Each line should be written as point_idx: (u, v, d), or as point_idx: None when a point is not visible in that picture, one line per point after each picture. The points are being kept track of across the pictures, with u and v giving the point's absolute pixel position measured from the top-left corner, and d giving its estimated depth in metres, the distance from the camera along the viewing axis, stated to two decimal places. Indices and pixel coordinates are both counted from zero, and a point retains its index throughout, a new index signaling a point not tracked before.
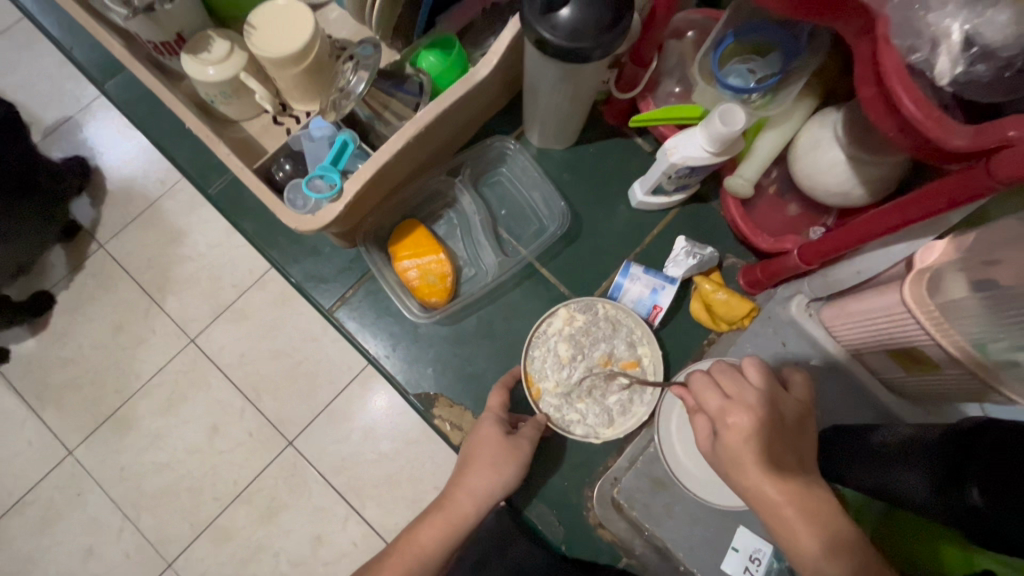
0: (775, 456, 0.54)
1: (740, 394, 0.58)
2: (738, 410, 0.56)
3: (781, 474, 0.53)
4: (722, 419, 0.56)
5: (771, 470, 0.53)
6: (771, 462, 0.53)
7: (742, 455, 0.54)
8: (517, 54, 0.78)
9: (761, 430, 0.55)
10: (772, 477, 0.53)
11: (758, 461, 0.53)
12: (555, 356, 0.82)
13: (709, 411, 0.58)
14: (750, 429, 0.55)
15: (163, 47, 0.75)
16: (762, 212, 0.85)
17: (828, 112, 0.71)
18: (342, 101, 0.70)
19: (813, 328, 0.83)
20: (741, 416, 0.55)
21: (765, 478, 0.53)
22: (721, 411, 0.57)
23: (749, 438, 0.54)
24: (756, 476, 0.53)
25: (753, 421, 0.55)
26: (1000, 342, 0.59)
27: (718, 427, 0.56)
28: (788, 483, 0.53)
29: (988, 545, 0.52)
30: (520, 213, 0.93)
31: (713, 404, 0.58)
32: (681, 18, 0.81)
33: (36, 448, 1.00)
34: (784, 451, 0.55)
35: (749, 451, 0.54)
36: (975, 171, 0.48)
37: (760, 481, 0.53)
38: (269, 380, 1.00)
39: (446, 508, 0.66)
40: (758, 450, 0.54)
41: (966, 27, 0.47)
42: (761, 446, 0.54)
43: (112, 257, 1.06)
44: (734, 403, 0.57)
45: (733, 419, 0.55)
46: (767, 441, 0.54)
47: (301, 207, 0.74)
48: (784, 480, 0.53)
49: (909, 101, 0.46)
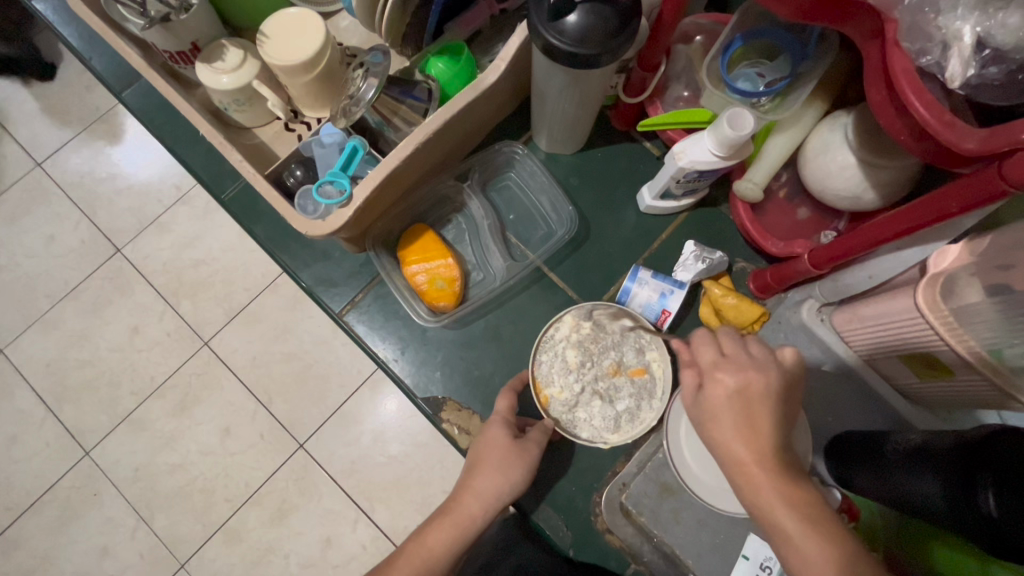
0: (756, 420, 0.53)
1: (737, 353, 0.57)
2: (727, 367, 0.56)
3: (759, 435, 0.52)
4: (710, 378, 0.56)
5: (750, 431, 0.52)
6: (748, 423, 0.53)
7: (722, 415, 0.54)
8: (524, 60, 0.78)
9: (748, 393, 0.54)
10: (747, 438, 0.52)
11: (733, 421, 0.53)
12: (563, 362, 0.82)
13: (702, 367, 0.57)
14: (736, 390, 0.54)
15: (179, 56, 0.76)
16: (772, 215, 0.84)
17: (838, 115, 0.71)
18: (353, 108, 0.71)
19: (825, 334, 0.82)
20: (728, 374, 0.55)
21: (738, 437, 0.52)
22: (711, 367, 0.56)
23: (732, 399, 0.54)
24: (729, 436, 0.53)
25: (742, 383, 0.54)
26: (1015, 348, 0.58)
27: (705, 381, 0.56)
28: (764, 446, 0.52)
29: (1002, 555, 0.51)
30: (528, 218, 0.93)
31: (708, 361, 0.57)
32: (690, 22, 0.81)
33: (53, 449, 1.02)
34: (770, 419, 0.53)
35: (727, 409, 0.54)
36: (986, 175, 0.47)
37: (732, 441, 0.53)
38: (281, 382, 1.01)
39: (454, 510, 0.66)
40: (738, 412, 0.53)
41: (978, 29, 0.46)
42: (739, 409, 0.53)
43: (129, 261, 1.07)
44: (725, 365, 0.56)
45: (717, 379, 0.55)
46: (749, 405, 0.53)
47: (312, 212, 0.74)
48: (761, 442, 0.52)
49: (920, 105, 0.46)
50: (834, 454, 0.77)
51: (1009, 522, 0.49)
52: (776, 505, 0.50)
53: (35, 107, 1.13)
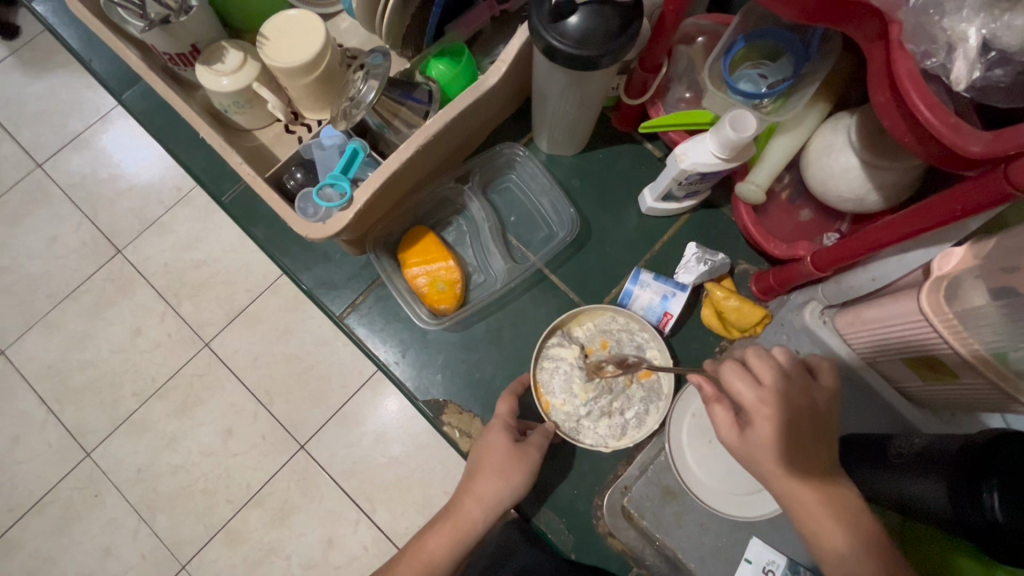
0: (802, 452, 0.55)
1: (775, 382, 0.56)
2: (771, 400, 0.55)
3: (806, 464, 0.54)
4: (755, 415, 0.55)
5: (800, 463, 0.54)
6: (798, 457, 0.54)
7: (776, 454, 0.54)
8: (525, 62, 0.78)
9: (793, 424, 0.55)
10: (800, 472, 0.54)
11: (784, 460, 0.54)
12: (568, 370, 0.80)
13: (745, 404, 0.56)
14: (784, 426, 0.54)
15: (178, 59, 0.76)
16: (774, 217, 0.84)
17: (840, 116, 0.70)
18: (353, 111, 0.70)
19: (828, 336, 0.81)
20: (776, 408, 0.55)
21: (792, 474, 0.54)
22: (755, 404, 0.55)
23: (783, 437, 0.54)
24: (784, 474, 0.54)
25: (785, 417, 0.55)
26: (1020, 351, 0.58)
27: (750, 417, 0.56)
28: (814, 476, 0.54)
29: (1006, 560, 0.51)
30: (529, 219, 0.93)
31: (751, 399, 0.56)
32: (692, 23, 0.81)
33: (55, 450, 1.02)
34: (809, 445, 0.55)
35: (780, 450, 0.54)
36: (992, 178, 0.47)
37: (787, 478, 0.54)
38: (282, 384, 1.01)
39: (454, 514, 0.67)
40: (788, 448, 0.54)
41: (983, 32, 0.45)
42: (787, 446, 0.54)
43: (130, 262, 1.07)
44: (768, 403, 0.55)
45: (763, 419, 0.55)
46: (795, 439, 0.54)
47: (312, 215, 0.74)
48: (810, 471, 0.54)
49: (925, 108, 0.45)
50: None
51: (1014, 525, 0.49)
52: (830, 533, 0.53)
53: (35, 108, 1.13)
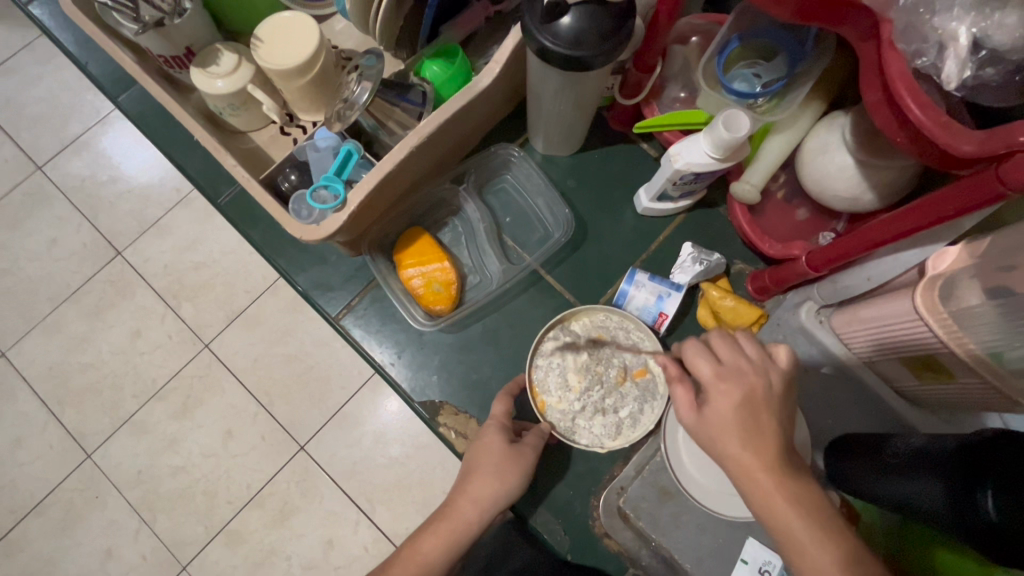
0: (758, 428, 0.51)
1: (734, 360, 0.54)
2: (729, 380, 0.53)
3: (762, 442, 0.51)
4: (712, 390, 0.53)
5: (754, 440, 0.50)
6: (751, 432, 0.51)
7: (727, 427, 0.51)
8: (519, 62, 0.78)
9: (750, 403, 0.51)
10: (752, 448, 0.50)
11: (740, 433, 0.50)
12: (560, 369, 0.81)
13: (701, 380, 0.54)
14: (741, 401, 0.51)
15: (173, 61, 0.76)
16: (771, 216, 0.84)
17: (835, 115, 0.70)
18: (347, 112, 0.70)
19: (826, 337, 0.80)
20: (733, 386, 0.52)
21: (746, 448, 0.50)
22: (713, 380, 0.53)
23: (735, 409, 0.51)
24: (739, 447, 0.50)
25: (742, 392, 0.52)
26: (1016, 350, 0.57)
27: (707, 395, 0.53)
28: (769, 456, 0.50)
29: (1002, 560, 0.51)
30: (525, 220, 0.93)
31: (707, 372, 0.54)
32: (686, 23, 0.81)
33: (57, 451, 1.02)
34: (769, 423, 0.52)
35: (734, 421, 0.51)
36: (984, 177, 0.47)
37: (738, 451, 0.50)
38: (281, 385, 1.00)
39: (449, 516, 0.67)
40: (744, 424, 0.51)
41: (974, 30, 0.45)
42: (743, 420, 0.51)
43: (130, 264, 1.07)
44: (725, 376, 0.53)
45: (721, 392, 0.52)
46: (750, 413, 0.51)
47: (307, 217, 0.74)
48: (765, 449, 0.50)
49: (916, 107, 0.45)
50: (835, 456, 0.77)
51: (1009, 526, 0.49)
52: (790, 519, 0.48)
53: (35, 111, 1.13)
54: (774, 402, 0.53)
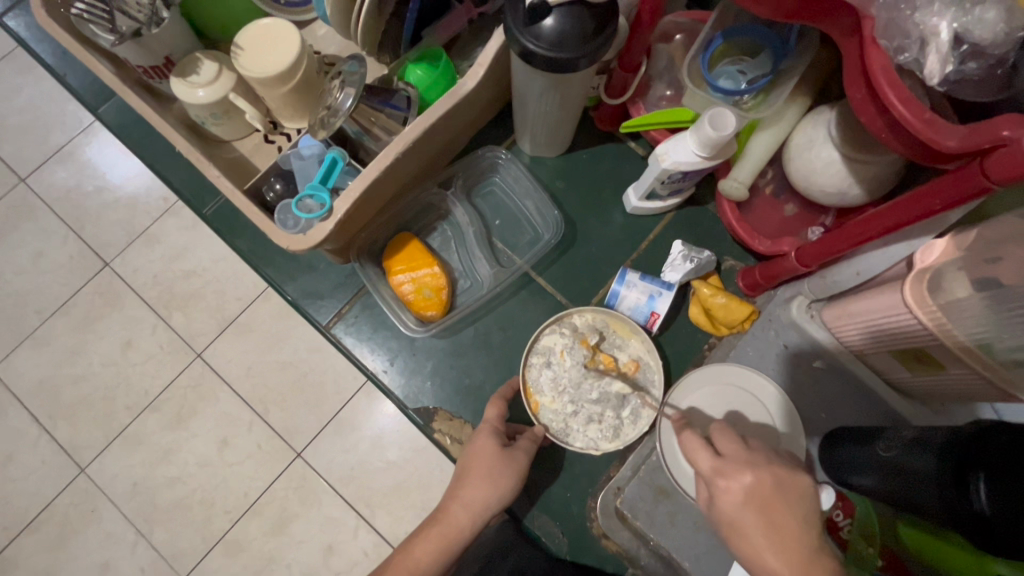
0: (777, 527, 0.48)
1: (734, 452, 0.55)
2: (729, 472, 0.53)
3: (787, 545, 0.47)
4: (717, 487, 0.53)
5: (775, 538, 0.48)
6: (771, 525, 0.48)
7: (739, 521, 0.50)
8: (504, 64, 0.77)
9: (760, 495, 0.50)
10: (773, 543, 0.48)
11: (751, 527, 0.49)
12: (563, 412, 0.81)
13: (704, 472, 0.55)
14: (748, 493, 0.51)
15: (153, 71, 0.75)
16: (758, 212, 0.84)
17: (820, 110, 0.70)
18: (331, 119, 0.69)
19: (816, 329, 0.82)
20: (731, 477, 0.53)
21: (763, 541, 0.48)
22: (714, 475, 0.54)
23: (740, 505, 0.51)
24: (758, 544, 0.48)
25: (747, 485, 0.51)
26: (1005, 341, 0.58)
27: (713, 491, 0.53)
28: (797, 551, 0.47)
29: (998, 552, 0.51)
30: (514, 222, 0.93)
31: (708, 466, 0.55)
32: (669, 21, 0.81)
33: (50, 466, 1.01)
34: (790, 526, 0.48)
35: (742, 515, 0.50)
36: (968, 172, 0.47)
37: (758, 547, 0.48)
38: (277, 393, 0.99)
39: (442, 520, 0.67)
40: (755, 512, 0.50)
41: (955, 25, 0.45)
42: (756, 510, 0.50)
43: (119, 275, 1.06)
44: (724, 469, 0.53)
45: (721, 490, 0.52)
46: (764, 506, 0.50)
47: (292, 228, 0.71)
48: (792, 554, 0.47)
49: (899, 103, 0.45)
50: (830, 449, 0.77)
51: (1004, 518, 0.49)
52: None
53: (17, 123, 1.12)
54: (795, 496, 0.50)
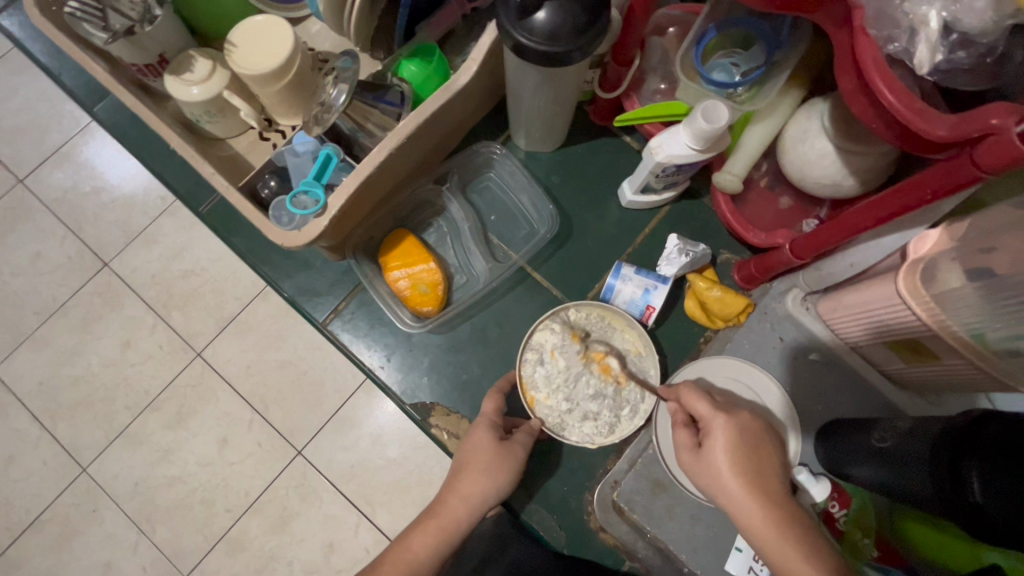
0: (752, 463, 0.56)
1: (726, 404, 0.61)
2: (722, 416, 0.59)
3: (757, 477, 0.55)
4: (708, 427, 0.59)
5: (751, 475, 0.55)
6: (748, 462, 0.56)
7: (720, 459, 0.56)
8: (498, 59, 0.77)
9: (741, 436, 0.57)
10: (748, 477, 0.55)
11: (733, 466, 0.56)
12: (554, 406, 0.81)
13: (699, 417, 0.61)
14: (735, 433, 0.57)
15: (146, 69, 0.75)
16: (754, 205, 0.84)
17: (814, 102, 0.70)
18: (325, 115, 0.69)
19: (811, 323, 0.83)
20: (725, 420, 0.58)
21: (740, 475, 0.55)
22: (711, 417, 0.59)
23: (728, 442, 0.57)
24: (732, 482, 0.55)
25: (734, 427, 0.58)
26: (999, 331, 0.58)
27: (705, 432, 0.59)
28: (764, 485, 0.55)
29: (992, 541, 0.52)
30: (510, 218, 0.93)
31: (704, 410, 0.61)
32: (663, 14, 0.81)
33: (51, 467, 1.01)
34: (760, 463, 0.56)
35: (727, 453, 0.56)
36: (959, 162, 0.47)
37: (734, 483, 0.55)
38: (276, 391, 1.00)
39: (438, 513, 0.67)
40: (737, 450, 0.56)
41: (945, 14, 0.45)
42: (739, 447, 0.57)
43: (117, 275, 1.06)
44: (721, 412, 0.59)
45: (715, 429, 0.58)
46: (746, 447, 0.57)
47: (287, 223, 0.73)
48: (759, 484, 0.55)
49: (889, 93, 0.45)
50: (825, 441, 0.77)
51: (999, 507, 0.49)
52: (773, 536, 0.53)
53: (14, 124, 1.12)
54: (766, 440, 0.58)
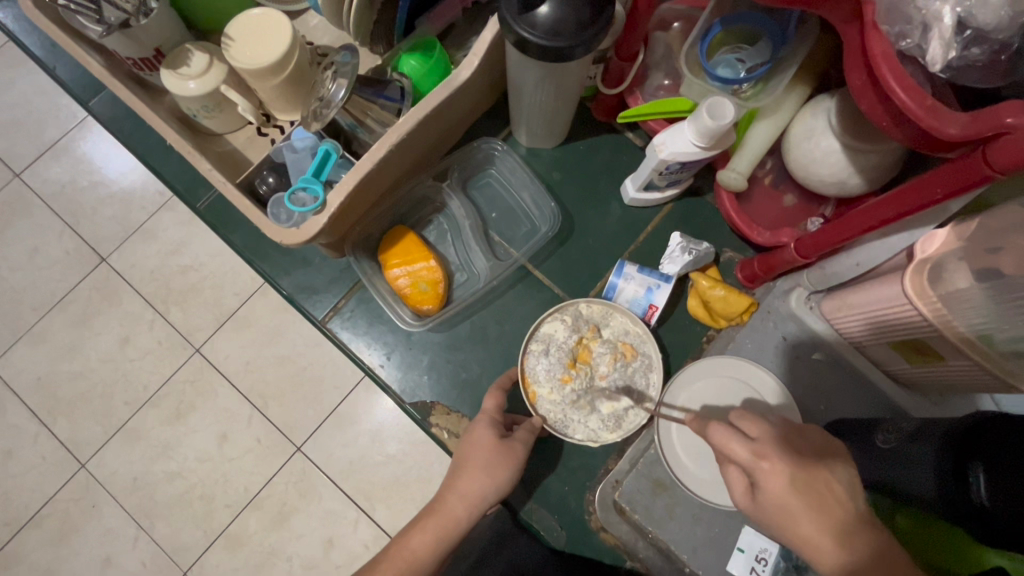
0: (821, 502, 0.48)
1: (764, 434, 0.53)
2: (770, 457, 0.50)
3: (836, 523, 0.48)
4: (757, 474, 0.50)
5: (827, 519, 0.48)
6: (821, 507, 0.48)
7: (789, 507, 0.48)
8: (500, 54, 0.76)
9: (801, 475, 0.49)
10: (825, 524, 0.48)
11: (806, 513, 0.48)
12: (562, 404, 0.80)
13: (739, 461, 0.52)
14: (791, 473, 0.49)
15: (143, 63, 0.74)
16: (758, 203, 0.83)
17: (820, 99, 0.69)
18: (323, 110, 0.68)
19: (814, 322, 0.82)
20: (773, 461, 0.50)
21: (818, 524, 0.48)
22: (754, 463, 0.51)
23: (788, 488, 0.48)
24: (810, 529, 0.48)
25: (787, 467, 0.49)
26: (1005, 332, 0.57)
27: (754, 477, 0.51)
28: (846, 528, 0.48)
29: (995, 541, 0.51)
30: (510, 215, 0.92)
31: (745, 454, 0.52)
32: (667, 8, 0.80)
33: (49, 462, 1.01)
34: (829, 499, 0.49)
35: (797, 506, 0.48)
36: (971, 161, 0.45)
37: (813, 531, 0.48)
38: (276, 387, 0.99)
39: (439, 511, 0.67)
40: (801, 493, 0.48)
41: (959, 9, 0.44)
42: (801, 490, 0.49)
43: (115, 270, 1.05)
44: (764, 455, 0.51)
45: (765, 476, 0.50)
46: (809, 486, 0.49)
47: (285, 221, 0.72)
48: (839, 529, 0.48)
49: (901, 90, 0.44)
50: None
51: (1002, 507, 0.49)
52: None
53: (10, 117, 1.11)
54: (826, 469, 0.50)
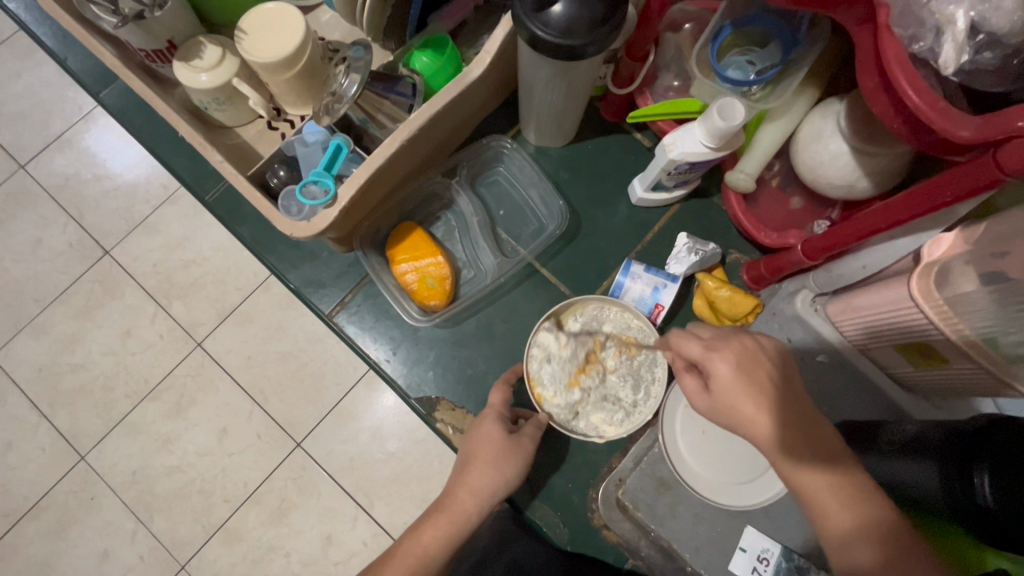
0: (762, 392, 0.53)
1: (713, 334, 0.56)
2: (720, 351, 0.54)
3: (777, 410, 0.52)
4: (705, 368, 0.54)
5: (769, 406, 0.52)
6: (763, 396, 0.52)
7: (736, 398, 0.53)
8: (511, 52, 0.76)
9: (745, 367, 0.53)
10: (767, 412, 0.52)
11: (750, 400, 0.52)
12: (568, 401, 0.79)
13: (693, 356, 0.56)
14: (737, 366, 0.53)
15: (155, 55, 0.74)
16: (765, 205, 0.84)
17: (830, 102, 0.70)
18: (336, 105, 0.68)
19: (820, 324, 0.81)
20: (724, 353, 0.54)
21: (760, 412, 0.52)
22: (705, 356, 0.54)
23: (732, 383, 0.53)
24: (754, 417, 0.52)
25: (734, 365, 0.53)
26: (1010, 336, 0.58)
27: (705, 370, 0.54)
28: (783, 417, 0.52)
29: (998, 543, 0.51)
30: (518, 212, 0.92)
31: (697, 349, 0.55)
32: (678, 9, 0.80)
33: (49, 453, 1.01)
34: (766, 389, 0.53)
35: (741, 394, 0.52)
36: (981, 164, 0.46)
37: (755, 417, 0.52)
38: (277, 383, 0.99)
39: (449, 508, 0.67)
40: (746, 383, 0.53)
41: (972, 14, 0.45)
42: (745, 382, 0.52)
43: (119, 264, 1.05)
44: (714, 351, 0.54)
45: (715, 370, 0.53)
46: (750, 380, 0.53)
47: (296, 214, 0.73)
48: (782, 415, 0.52)
49: (912, 92, 0.45)
50: None
51: (1005, 509, 0.49)
52: (819, 485, 0.52)
53: (16, 109, 1.11)
54: (766, 365, 0.54)
